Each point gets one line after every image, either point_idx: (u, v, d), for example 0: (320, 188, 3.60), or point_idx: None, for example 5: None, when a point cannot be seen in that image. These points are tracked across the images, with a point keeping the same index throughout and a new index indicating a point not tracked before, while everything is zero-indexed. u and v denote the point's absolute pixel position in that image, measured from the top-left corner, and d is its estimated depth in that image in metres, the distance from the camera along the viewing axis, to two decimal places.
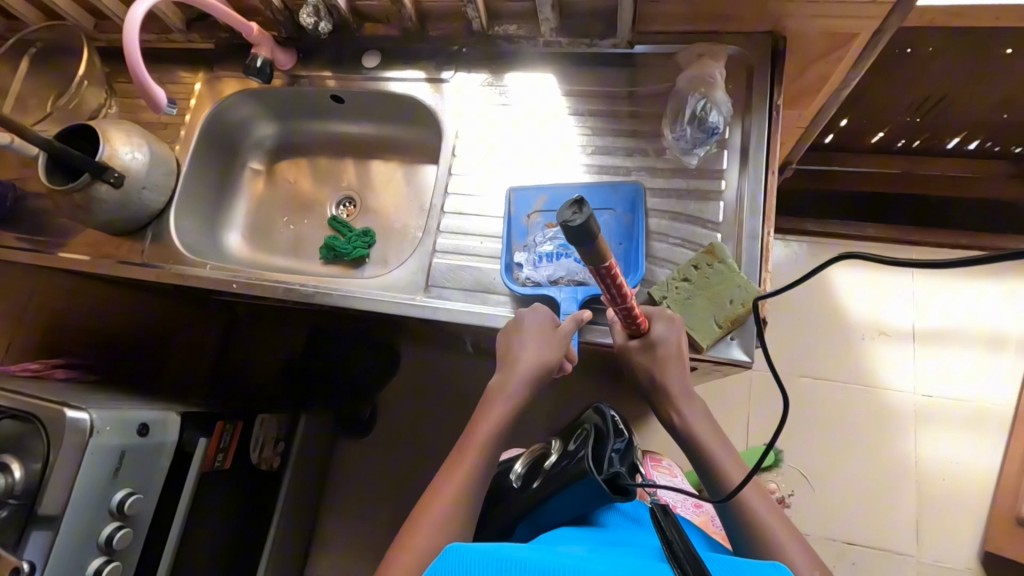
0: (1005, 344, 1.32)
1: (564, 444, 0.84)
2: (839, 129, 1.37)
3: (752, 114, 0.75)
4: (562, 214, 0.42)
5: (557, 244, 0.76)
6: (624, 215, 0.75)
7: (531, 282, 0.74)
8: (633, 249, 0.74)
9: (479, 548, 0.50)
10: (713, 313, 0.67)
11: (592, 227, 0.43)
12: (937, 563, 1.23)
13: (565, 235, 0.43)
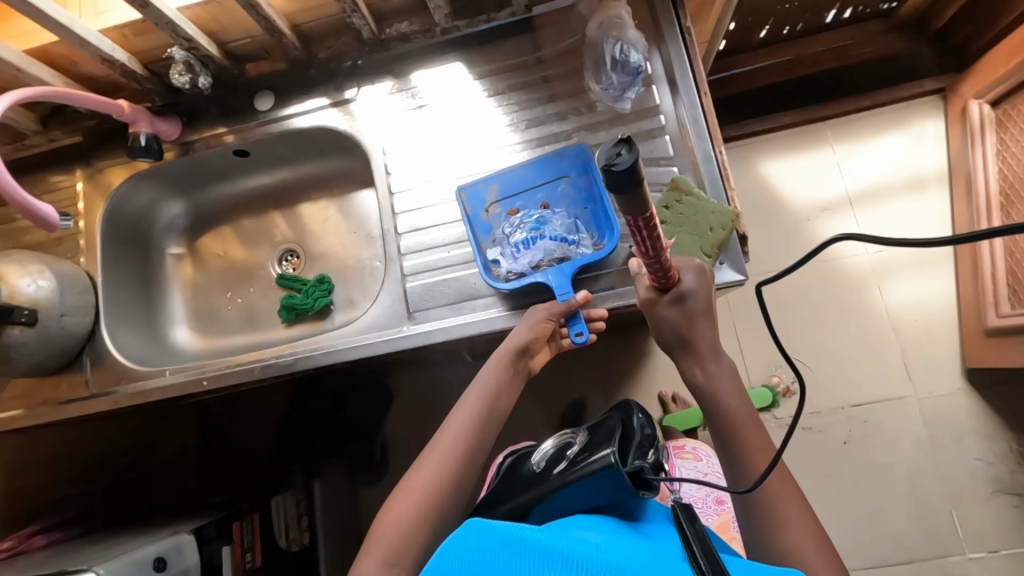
0: (930, 183, 1.43)
1: (590, 435, 0.80)
2: (729, 35, 1.41)
3: (667, 44, 0.75)
4: (603, 155, 0.38)
5: (528, 230, 0.73)
6: (580, 178, 0.75)
7: (513, 274, 0.73)
8: (600, 210, 0.74)
9: (498, 526, 0.50)
10: (698, 245, 0.68)
11: (635, 173, 0.38)
12: (933, 394, 1.34)
13: (605, 180, 0.39)
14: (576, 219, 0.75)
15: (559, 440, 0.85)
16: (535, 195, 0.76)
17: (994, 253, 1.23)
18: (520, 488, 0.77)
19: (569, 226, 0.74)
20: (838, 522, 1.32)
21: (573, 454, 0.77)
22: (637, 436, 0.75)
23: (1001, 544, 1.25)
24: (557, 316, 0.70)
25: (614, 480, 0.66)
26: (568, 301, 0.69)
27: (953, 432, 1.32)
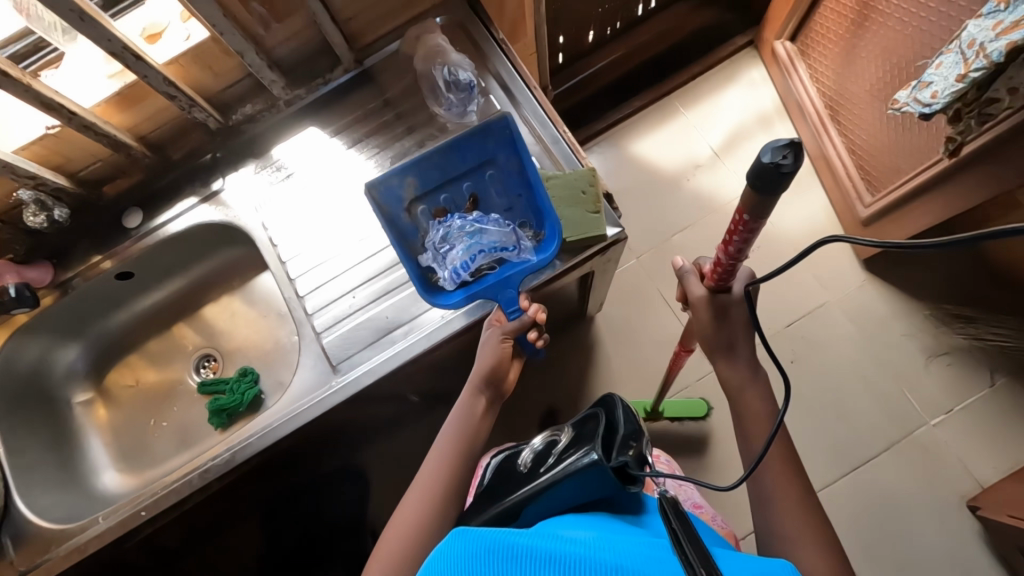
0: (774, 117, 1.60)
1: (575, 430, 0.78)
2: (563, 47, 1.56)
3: (489, 57, 0.83)
4: (774, 155, 0.53)
5: (467, 231, 0.73)
6: (507, 162, 0.75)
7: (449, 284, 0.72)
8: (534, 196, 0.74)
9: (484, 531, 0.47)
10: (585, 208, 0.73)
11: (782, 180, 0.54)
12: (846, 291, 1.45)
13: (763, 171, 0.53)
14: (511, 209, 0.76)
15: (547, 438, 0.83)
16: (462, 185, 0.76)
17: (840, 155, 1.40)
18: (506, 491, 0.75)
19: (504, 225, 0.74)
20: (815, 435, 1.38)
21: (558, 451, 0.75)
22: (621, 430, 0.73)
23: (953, 403, 1.35)
24: (512, 333, 0.70)
25: (600, 476, 0.68)
26: (521, 318, 0.70)
27: (877, 320, 1.43)
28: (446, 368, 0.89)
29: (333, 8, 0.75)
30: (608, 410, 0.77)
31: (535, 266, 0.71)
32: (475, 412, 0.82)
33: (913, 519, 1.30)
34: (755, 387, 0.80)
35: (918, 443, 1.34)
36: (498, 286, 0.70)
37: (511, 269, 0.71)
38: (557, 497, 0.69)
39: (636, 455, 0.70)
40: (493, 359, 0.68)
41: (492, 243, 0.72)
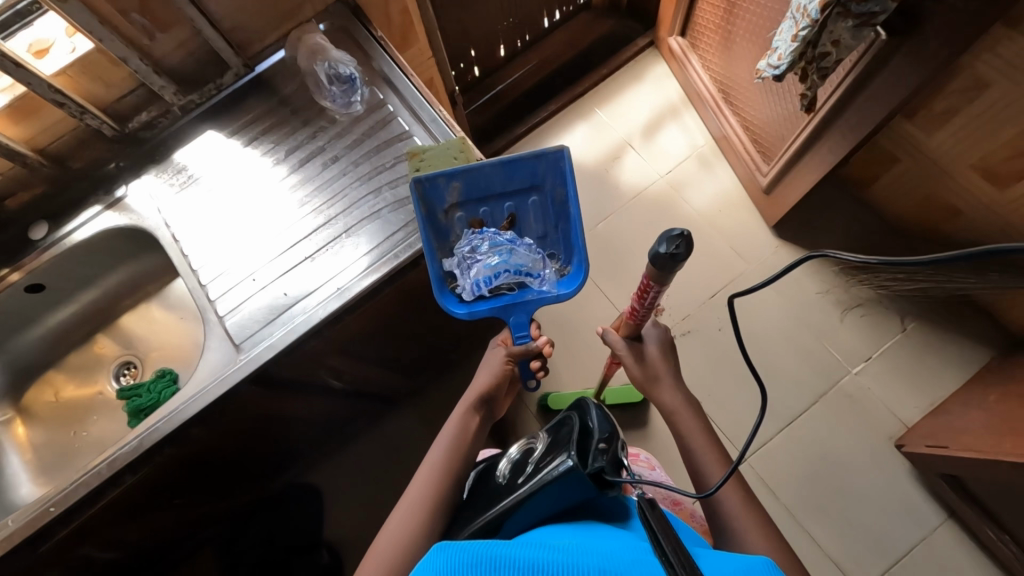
0: (679, 108, 1.72)
1: (550, 436, 0.74)
2: (475, 59, 1.66)
3: (370, 52, 0.90)
4: (671, 239, 0.65)
5: (495, 249, 0.80)
6: (552, 191, 0.81)
7: (467, 294, 0.79)
8: (569, 229, 0.82)
9: (463, 544, 0.49)
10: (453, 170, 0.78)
11: (677, 258, 0.66)
12: (761, 258, 1.53)
13: (662, 249, 0.66)
14: (544, 236, 0.83)
15: (524, 448, 0.82)
16: (504, 203, 0.82)
17: (737, 133, 1.51)
18: (487, 504, 0.72)
19: (535, 253, 0.81)
20: (749, 398, 1.43)
21: (534, 460, 0.72)
22: (596, 432, 0.67)
23: (870, 350, 1.43)
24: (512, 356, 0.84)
25: (574, 484, 0.62)
26: (527, 343, 0.78)
27: (793, 282, 1.51)
28: (361, 351, 0.92)
29: (212, 16, 0.81)
30: (580, 413, 0.71)
31: (554, 295, 0.78)
32: (467, 429, 0.84)
33: (850, 467, 1.35)
34: (672, 387, 0.85)
35: (845, 393, 1.41)
36: (512, 308, 0.78)
37: (531, 296, 0.79)
38: (535, 508, 0.65)
39: (610, 458, 0.65)
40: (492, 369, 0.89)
41: (519, 265, 0.79)
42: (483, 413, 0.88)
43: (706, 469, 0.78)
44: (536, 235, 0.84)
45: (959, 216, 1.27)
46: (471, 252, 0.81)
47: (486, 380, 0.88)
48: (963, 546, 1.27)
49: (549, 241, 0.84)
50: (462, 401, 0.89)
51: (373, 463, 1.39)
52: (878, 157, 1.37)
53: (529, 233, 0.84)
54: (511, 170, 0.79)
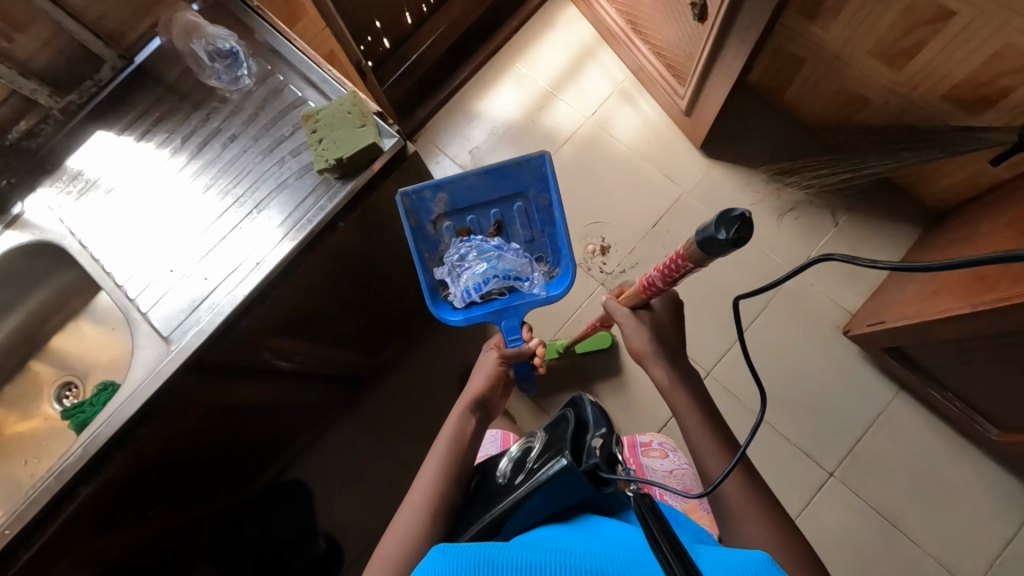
0: (594, 47, 1.72)
1: (548, 435, 0.74)
2: (381, 31, 1.56)
3: (247, 21, 0.86)
4: (733, 215, 0.60)
5: (484, 257, 0.92)
6: (535, 199, 0.93)
7: (459, 298, 0.93)
8: (554, 233, 0.93)
9: (466, 546, 0.55)
10: (350, 125, 0.77)
11: (739, 238, 0.61)
12: (694, 180, 1.57)
13: (722, 226, 0.61)
14: (532, 241, 0.94)
15: (524, 445, 0.82)
16: (490, 212, 0.94)
17: (651, 62, 1.53)
18: (488, 506, 0.74)
19: (522, 258, 0.94)
20: (703, 315, 1.48)
21: (532, 459, 0.73)
22: (591, 428, 0.67)
23: (809, 249, 1.48)
24: (506, 360, 0.91)
25: (570, 481, 0.64)
26: (519, 345, 0.91)
27: (730, 197, 1.54)
28: (299, 327, 0.92)
29: (72, 9, 0.81)
30: (577, 409, 0.72)
31: (542, 298, 0.92)
32: (463, 433, 0.85)
33: (807, 363, 1.42)
34: (665, 366, 0.86)
35: (791, 293, 1.46)
36: (504, 312, 0.92)
37: (521, 300, 0.92)
38: (533, 506, 0.68)
39: (605, 454, 0.64)
40: (488, 376, 0.90)
41: (507, 271, 0.93)
42: (481, 414, 0.89)
43: (707, 463, 0.81)
44: (524, 239, 0.95)
45: (867, 105, 1.32)
46: (462, 259, 0.94)
47: (479, 385, 0.89)
48: (917, 413, 1.36)
49: (535, 246, 0.96)
50: (457, 406, 0.89)
51: (352, 447, 1.38)
52: (787, 61, 1.40)
53: (518, 238, 0.95)
54: (493, 181, 0.91)
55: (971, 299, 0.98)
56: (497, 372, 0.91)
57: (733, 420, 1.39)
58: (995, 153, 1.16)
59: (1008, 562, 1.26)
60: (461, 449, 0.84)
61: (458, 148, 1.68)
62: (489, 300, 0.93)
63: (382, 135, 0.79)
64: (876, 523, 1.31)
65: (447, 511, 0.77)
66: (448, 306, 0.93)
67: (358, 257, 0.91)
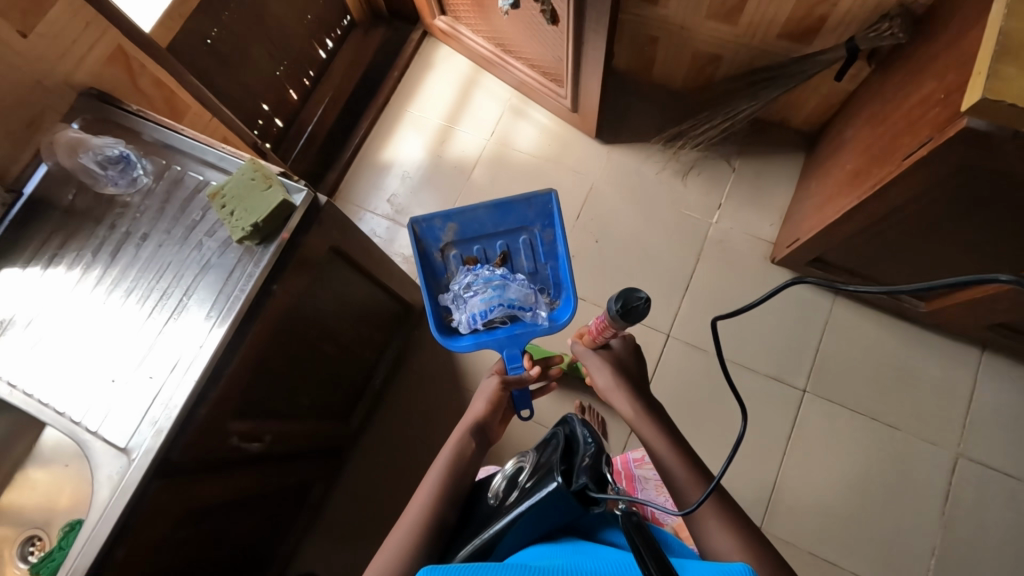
0: (475, 75, 1.82)
1: (539, 455, 0.75)
2: (270, 112, 1.62)
3: (132, 126, 0.88)
4: (637, 294, 0.79)
5: (491, 284, 1.05)
6: (540, 232, 1.09)
7: (465, 324, 1.03)
8: (557, 262, 1.08)
9: (454, 566, 0.53)
10: (257, 188, 0.80)
11: (639, 309, 0.79)
12: (599, 167, 1.67)
13: (630, 293, 0.79)
14: (535, 273, 1.09)
15: (516, 465, 0.82)
16: (496, 243, 1.09)
17: (528, 74, 1.65)
18: (484, 527, 0.75)
19: (526, 289, 1.05)
20: (647, 284, 1.56)
21: (523, 479, 0.74)
22: (579, 448, 0.67)
23: (719, 198, 1.61)
24: (506, 384, 0.99)
25: (559, 502, 0.64)
26: (521, 372, 0.99)
27: (636, 172, 1.66)
28: (259, 402, 0.91)
29: None
30: (568, 429, 0.72)
31: (544, 327, 1.01)
32: (465, 453, 0.90)
33: (748, 297, 1.52)
34: (628, 400, 0.93)
35: (715, 242, 1.57)
36: (506, 342, 1.01)
37: (523, 329, 1.02)
38: (523, 528, 0.68)
39: (594, 474, 0.65)
40: (489, 398, 0.98)
41: (512, 300, 1.04)
42: (478, 438, 0.94)
43: (684, 486, 0.80)
44: (528, 269, 1.09)
45: (721, 61, 1.47)
46: (467, 286, 1.06)
47: (481, 408, 0.97)
48: (857, 312, 1.47)
49: (538, 277, 1.09)
50: (458, 428, 0.96)
51: (350, 517, 1.33)
52: (643, 43, 1.55)
53: (522, 268, 1.09)
54: (502, 214, 1.08)
55: (855, 193, 1.09)
56: (497, 396, 0.99)
57: (704, 369, 1.47)
58: (835, 71, 1.31)
59: (976, 417, 1.37)
60: (447, 472, 0.87)
61: (374, 199, 1.72)
62: (492, 328, 1.03)
63: (291, 192, 0.82)
64: (855, 421, 1.39)
65: (435, 515, 0.81)
66: (453, 331, 1.04)
67: (302, 316, 0.92)
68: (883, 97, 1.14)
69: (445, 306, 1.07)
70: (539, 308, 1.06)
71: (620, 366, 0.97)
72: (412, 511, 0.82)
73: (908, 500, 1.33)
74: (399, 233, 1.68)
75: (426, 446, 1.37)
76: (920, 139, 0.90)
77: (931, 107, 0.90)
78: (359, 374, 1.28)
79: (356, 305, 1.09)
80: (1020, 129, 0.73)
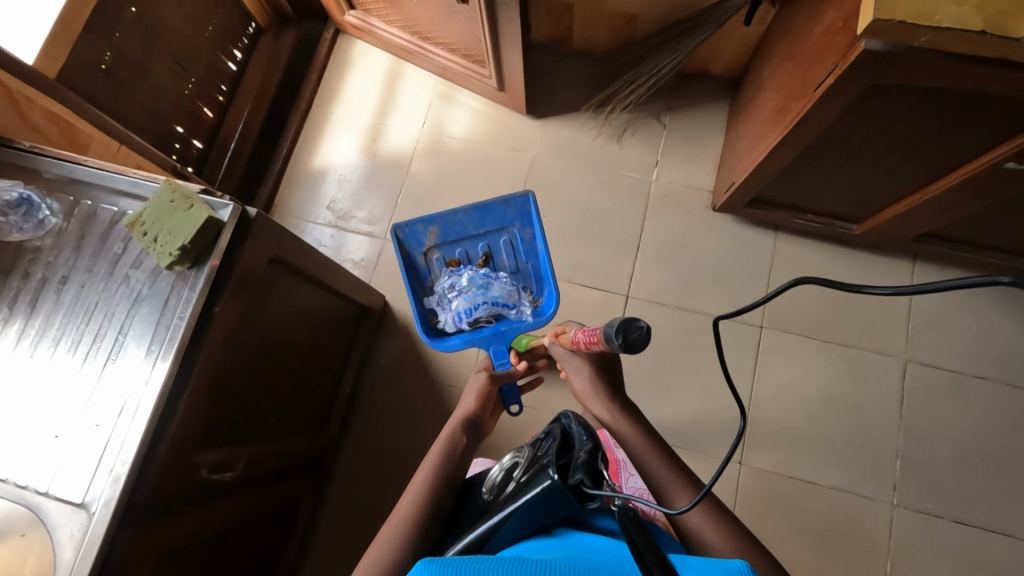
0: (398, 66, 1.77)
1: (537, 450, 0.75)
2: (185, 133, 1.53)
3: (28, 164, 0.82)
4: (632, 324, 0.64)
5: (474, 283, 1.09)
6: (519, 232, 1.12)
7: (451, 324, 1.09)
8: (537, 260, 1.12)
9: (452, 558, 0.53)
10: (178, 210, 0.76)
11: (635, 342, 0.64)
12: (535, 142, 1.68)
13: (621, 322, 0.65)
14: (517, 272, 1.14)
15: (512, 458, 0.85)
16: (479, 244, 1.13)
17: (450, 59, 1.62)
18: (477, 522, 0.76)
19: (509, 287, 1.10)
20: (600, 248, 1.58)
21: (520, 474, 0.74)
22: (576, 444, 0.67)
23: (655, 155, 1.64)
24: (494, 377, 1.03)
25: (556, 496, 0.64)
26: (508, 366, 1.04)
27: (572, 142, 1.67)
28: (224, 432, 0.88)
29: None
30: (566, 425, 0.72)
31: (528, 321, 1.07)
32: (456, 447, 0.91)
33: (696, 245, 1.56)
34: (606, 403, 0.95)
35: (658, 198, 1.61)
36: (492, 338, 1.06)
37: (508, 326, 1.08)
38: (519, 521, 0.68)
39: (590, 469, 0.64)
40: (480, 392, 1.01)
41: (496, 299, 1.08)
42: (471, 432, 0.95)
43: (672, 489, 0.82)
44: (510, 269, 1.14)
45: (636, 20, 1.49)
46: (451, 287, 1.11)
47: (472, 403, 0.99)
48: (799, 244, 1.54)
49: (520, 275, 1.13)
50: (449, 424, 0.96)
51: (343, 530, 1.31)
52: (558, 12, 1.55)
53: (505, 268, 1.14)
54: (482, 216, 1.11)
55: (777, 129, 1.13)
56: (485, 389, 1.02)
57: (666, 323, 1.51)
58: (745, 15, 1.35)
59: (918, 325, 1.46)
60: (437, 467, 0.87)
61: (313, 207, 1.67)
62: (478, 326, 1.09)
63: (216, 208, 0.78)
64: (810, 347, 1.47)
65: (433, 501, 0.82)
66: (439, 330, 1.10)
67: (253, 335, 0.89)
68: (791, 34, 1.18)
69: (431, 307, 1.12)
70: (523, 305, 1.10)
71: (599, 374, 0.98)
72: (396, 517, 0.80)
73: (870, 411, 1.42)
74: (345, 238, 1.64)
75: (407, 444, 1.36)
76: (827, 68, 0.94)
77: (833, 35, 0.94)
78: (327, 384, 1.25)
79: (309, 316, 1.06)
80: (913, 44, 0.78)
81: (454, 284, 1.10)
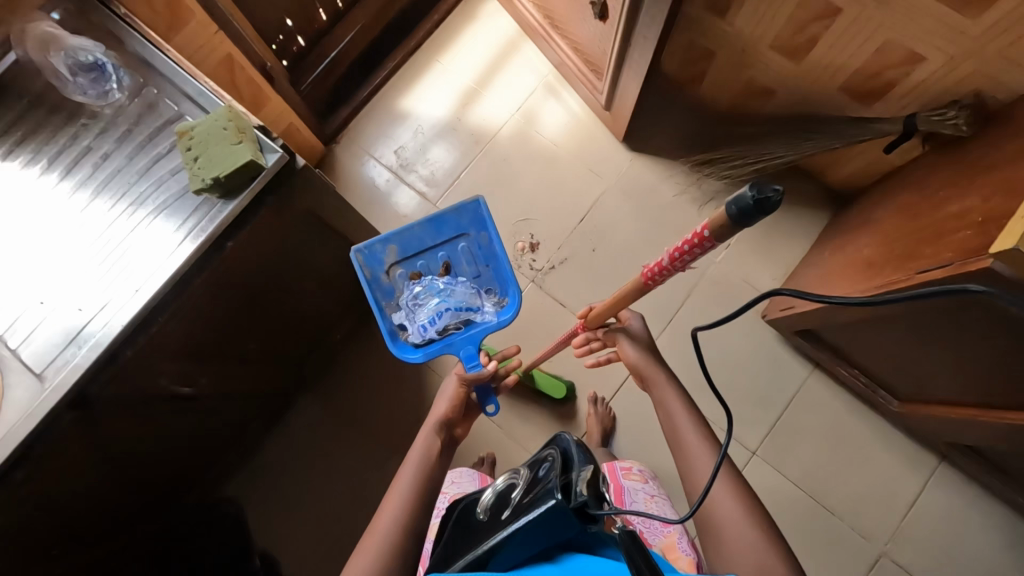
0: (519, 40, 1.69)
1: (532, 473, 0.71)
2: (293, 28, 1.49)
3: (114, 34, 0.81)
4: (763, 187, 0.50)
5: (436, 296, 1.02)
6: (477, 235, 1.05)
7: (417, 336, 1.00)
8: (498, 265, 1.04)
9: None
10: (227, 142, 0.74)
11: (762, 208, 0.51)
12: (617, 173, 1.59)
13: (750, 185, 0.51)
14: (478, 276, 1.05)
15: (506, 480, 0.80)
16: (436, 253, 1.05)
17: (570, 55, 1.53)
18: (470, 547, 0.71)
19: (471, 291, 1.03)
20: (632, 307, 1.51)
21: (516, 496, 0.71)
22: (575, 465, 0.64)
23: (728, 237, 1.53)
24: (465, 379, 0.97)
25: (559, 519, 0.61)
26: (477, 369, 0.95)
27: (653, 188, 1.58)
28: (200, 350, 0.89)
29: None
30: (559, 448, 0.69)
31: (495, 323, 1.00)
32: (431, 450, 0.90)
33: (728, 345, 1.47)
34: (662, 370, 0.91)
35: (710, 280, 1.52)
36: (461, 342, 0.98)
37: (476, 330, 1.00)
38: (519, 546, 0.64)
39: (593, 490, 0.62)
40: (453, 399, 0.97)
41: (459, 304, 1.01)
42: (444, 435, 0.94)
43: (696, 466, 0.80)
44: (471, 274, 1.06)
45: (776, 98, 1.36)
46: (418, 300, 1.03)
47: (445, 409, 0.96)
48: (830, 388, 1.44)
49: (481, 279, 1.05)
50: (424, 428, 0.95)
51: (283, 461, 1.34)
52: None
53: (465, 273, 1.06)
54: (437, 226, 1.03)
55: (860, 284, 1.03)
56: (458, 393, 0.98)
57: None
58: (887, 142, 1.21)
59: (912, 522, 1.36)
60: (419, 472, 0.86)
61: (381, 145, 1.64)
62: (447, 334, 1.01)
63: (264, 150, 0.76)
64: (794, 492, 1.39)
65: (417, 520, 0.80)
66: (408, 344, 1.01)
67: (257, 274, 0.88)
68: (924, 191, 1.06)
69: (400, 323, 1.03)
70: (486, 306, 1.04)
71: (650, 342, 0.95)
72: (387, 514, 0.80)
73: None
74: (399, 188, 1.62)
75: (371, 410, 1.37)
76: (940, 258, 0.83)
77: (964, 227, 0.83)
78: (321, 329, 1.25)
79: (323, 267, 1.05)
80: None
81: (418, 296, 1.02)
